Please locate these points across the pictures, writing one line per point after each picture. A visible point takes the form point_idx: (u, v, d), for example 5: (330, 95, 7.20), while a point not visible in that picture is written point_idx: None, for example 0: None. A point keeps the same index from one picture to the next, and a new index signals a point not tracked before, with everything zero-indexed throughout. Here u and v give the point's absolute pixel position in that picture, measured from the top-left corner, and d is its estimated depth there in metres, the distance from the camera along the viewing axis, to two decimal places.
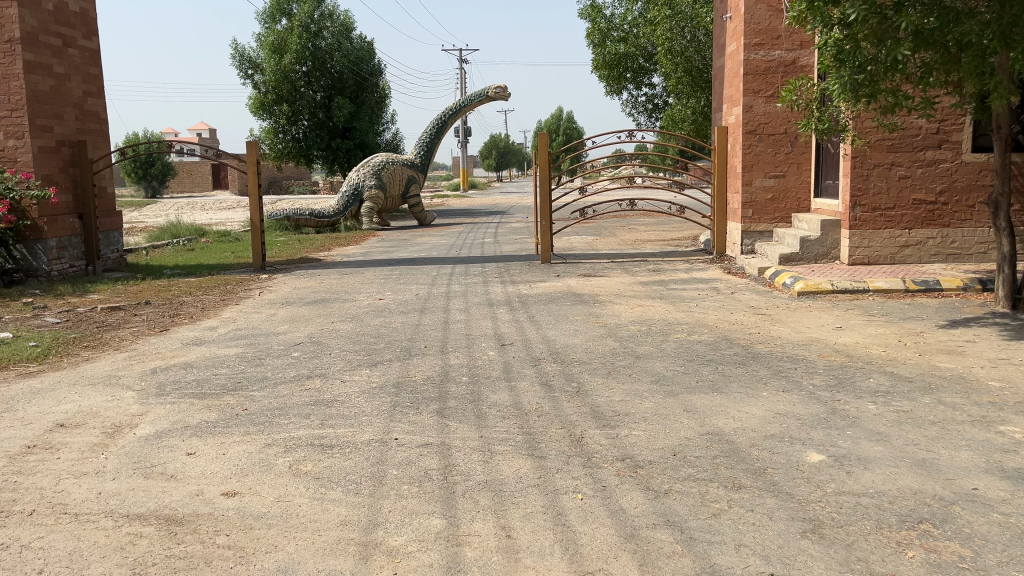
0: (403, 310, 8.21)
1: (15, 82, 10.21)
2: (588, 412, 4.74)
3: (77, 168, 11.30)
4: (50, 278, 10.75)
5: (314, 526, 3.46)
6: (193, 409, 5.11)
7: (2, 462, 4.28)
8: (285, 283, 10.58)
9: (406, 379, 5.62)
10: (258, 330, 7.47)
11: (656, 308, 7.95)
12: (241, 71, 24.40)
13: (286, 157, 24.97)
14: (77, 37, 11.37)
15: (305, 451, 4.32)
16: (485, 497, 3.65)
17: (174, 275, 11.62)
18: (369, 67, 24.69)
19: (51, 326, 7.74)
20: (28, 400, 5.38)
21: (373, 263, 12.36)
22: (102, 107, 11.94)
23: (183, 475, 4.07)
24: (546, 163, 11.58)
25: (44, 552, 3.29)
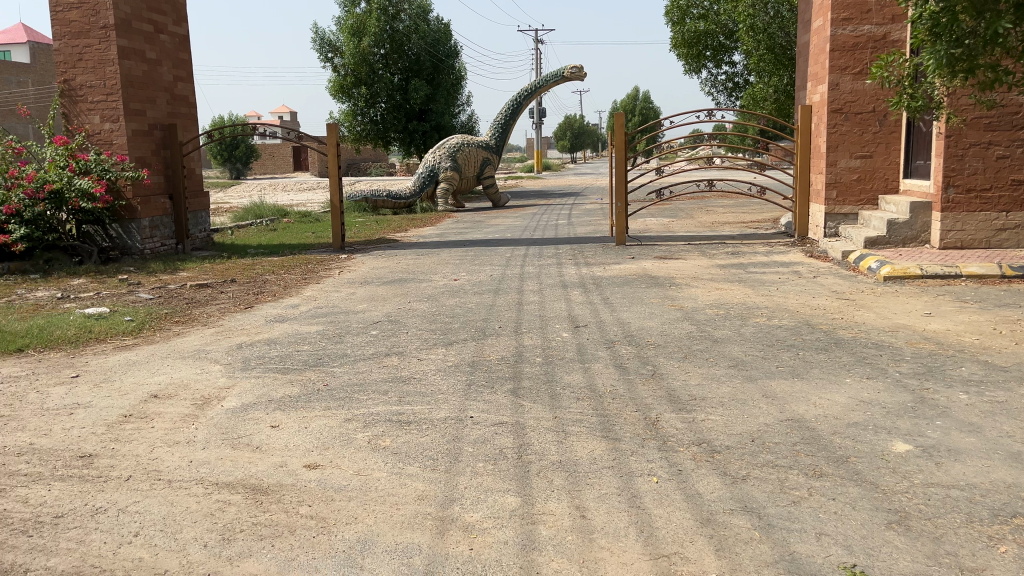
0: (478, 290, 8.29)
1: (110, 67, 10.65)
2: (664, 395, 4.70)
3: (167, 150, 11.76)
4: (143, 256, 11.24)
5: (392, 499, 3.54)
6: (276, 383, 5.29)
7: (101, 430, 4.52)
8: (363, 263, 10.80)
9: (481, 359, 5.68)
10: (337, 309, 7.65)
11: (735, 292, 7.79)
12: (321, 54, 24.90)
13: (365, 141, 25.35)
14: (168, 23, 11.77)
15: (383, 427, 4.41)
16: (559, 476, 3.67)
17: (258, 254, 12.01)
18: (445, 49, 24.80)
19: (144, 302, 8.11)
20: (124, 372, 5.66)
21: (448, 244, 12.51)
22: (191, 91, 12.36)
23: (268, 446, 4.22)
24: (623, 144, 11.43)
25: (140, 516, 3.47)
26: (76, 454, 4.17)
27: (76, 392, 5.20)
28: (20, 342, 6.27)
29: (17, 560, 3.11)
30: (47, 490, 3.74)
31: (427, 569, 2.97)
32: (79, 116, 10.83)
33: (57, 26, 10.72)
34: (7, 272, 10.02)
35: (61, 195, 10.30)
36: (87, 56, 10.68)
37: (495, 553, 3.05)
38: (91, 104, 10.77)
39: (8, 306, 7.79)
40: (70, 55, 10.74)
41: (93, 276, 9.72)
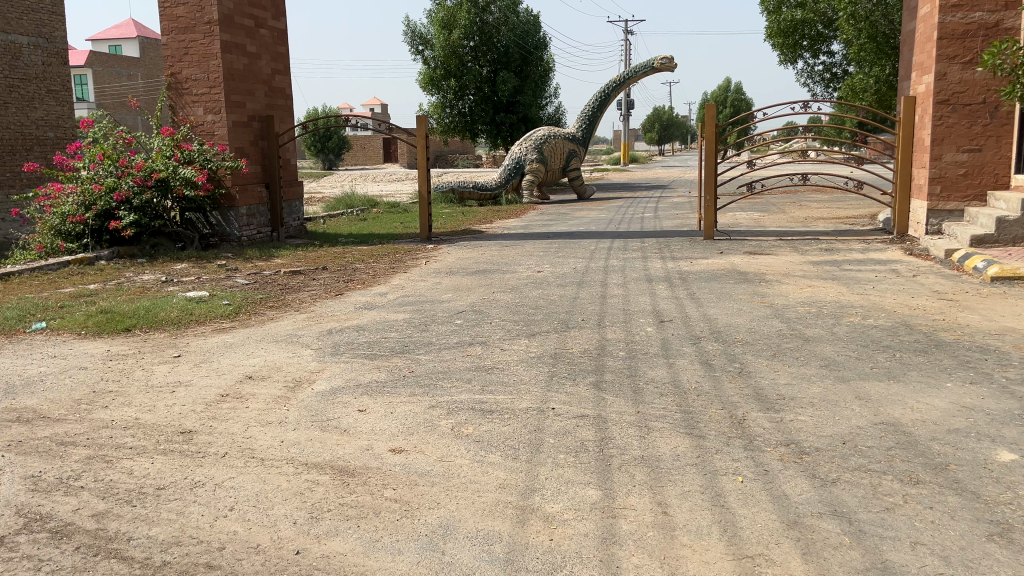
0: (562, 282, 8.29)
1: (213, 61, 11.09)
2: (751, 394, 4.59)
3: (265, 141, 12.18)
4: (241, 243, 11.70)
5: (474, 486, 3.59)
6: (364, 368, 5.43)
7: (200, 408, 4.74)
8: (449, 253, 10.95)
9: (564, 350, 5.68)
10: (423, 298, 7.77)
11: (828, 290, 7.54)
12: (412, 47, 25.32)
13: (453, 133, 25.61)
14: (267, 18, 12.18)
15: (466, 415, 4.47)
16: (641, 472, 3.64)
17: (348, 243, 12.33)
18: (534, 41, 24.81)
19: (241, 286, 8.44)
20: (222, 353, 5.92)
21: (532, 236, 12.54)
22: (288, 84, 12.76)
23: (355, 429, 4.33)
24: (714, 136, 11.17)
25: (234, 491, 3.62)
26: (178, 430, 4.38)
27: (177, 371, 5.47)
28: (128, 323, 6.62)
29: (122, 528, 3.29)
30: (150, 462, 3.95)
31: (507, 557, 3.00)
32: (184, 108, 11.33)
33: (165, 22, 11.25)
34: (116, 256, 10.59)
35: (166, 183, 10.82)
36: (192, 50, 11.15)
37: (575, 545, 3.05)
38: (195, 97, 11.26)
39: (117, 288, 8.24)
40: (177, 49, 11.24)
41: (194, 262, 10.17)
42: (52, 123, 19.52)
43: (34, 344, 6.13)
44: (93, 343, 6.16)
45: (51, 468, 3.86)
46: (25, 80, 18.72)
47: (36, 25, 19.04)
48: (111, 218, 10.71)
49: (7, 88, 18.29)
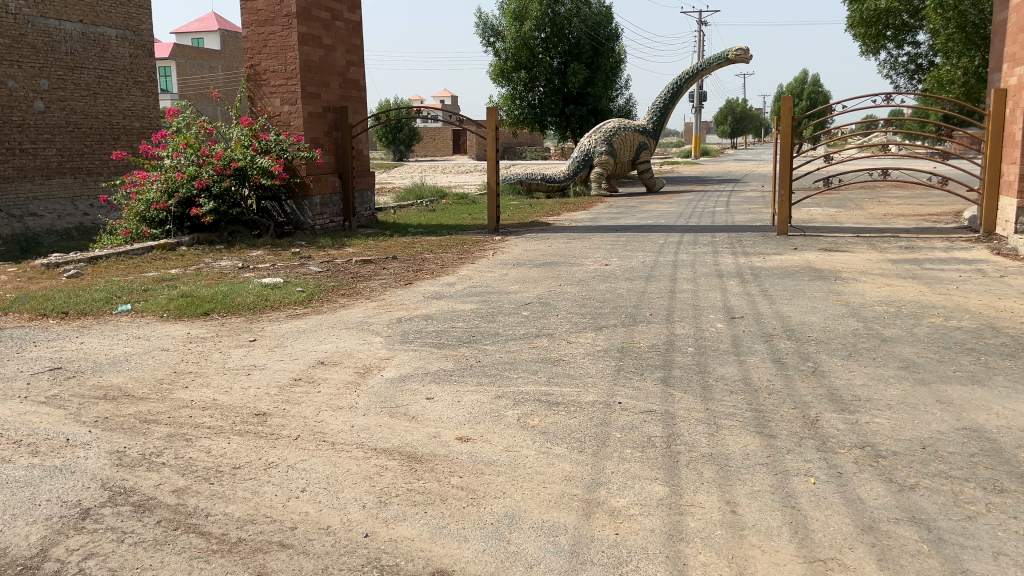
0: (630, 276, 8.23)
1: (291, 53, 11.34)
2: (825, 394, 4.47)
3: (338, 132, 12.42)
4: (314, 231, 12.00)
5: (540, 477, 3.60)
6: (433, 357, 5.49)
7: (274, 391, 4.87)
8: (516, 245, 10.97)
9: (631, 345, 5.64)
10: (490, 289, 7.81)
11: (908, 289, 7.28)
12: (484, 39, 25.44)
13: (522, 125, 25.59)
14: (343, 11, 12.39)
15: (532, 406, 4.48)
16: (709, 469, 3.59)
17: (418, 233, 12.49)
18: (606, 32, 24.61)
19: (314, 274, 8.64)
20: (295, 338, 6.07)
21: (601, 228, 12.47)
22: (362, 76, 12.96)
23: (423, 417, 4.39)
24: (790, 129, 10.89)
25: (306, 473, 3.72)
26: (253, 412, 4.51)
27: (252, 355, 5.63)
28: (206, 307, 6.84)
29: (200, 504, 3.42)
30: (227, 442, 4.08)
31: (573, 549, 3.00)
32: (262, 99, 11.64)
33: (246, 15, 11.55)
34: (196, 242, 10.95)
35: (244, 172, 11.15)
36: (271, 42, 11.43)
37: (641, 540, 3.03)
38: (273, 88, 11.55)
39: (196, 273, 8.52)
40: (256, 42, 11.54)
41: (270, 249, 10.45)
42: (138, 113, 20.29)
43: (119, 325, 6.40)
44: (174, 326, 6.38)
45: (135, 444, 4.03)
46: (113, 71, 19.49)
47: (124, 18, 19.80)
48: (192, 206, 11.08)
49: (97, 79, 19.07)
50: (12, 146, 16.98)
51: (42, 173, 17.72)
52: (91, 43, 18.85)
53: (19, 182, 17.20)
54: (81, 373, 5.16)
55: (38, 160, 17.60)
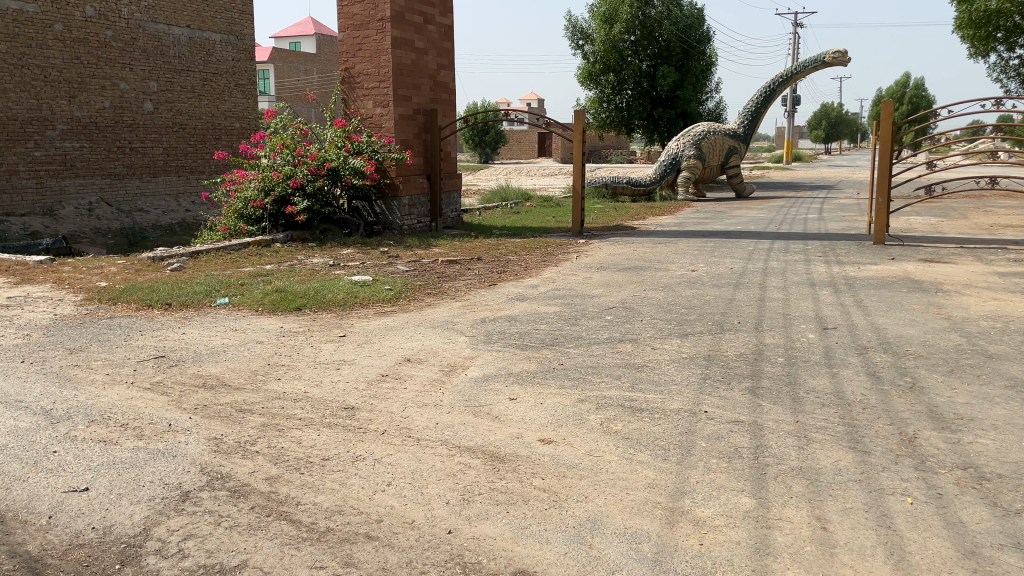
0: (717, 283, 8.09)
1: (384, 56, 11.60)
2: (924, 412, 4.29)
3: (428, 134, 12.61)
4: (402, 231, 12.24)
5: (623, 483, 3.57)
6: (515, 358, 5.52)
7: (363, 386, 5.00)
8: (601, 249, 10.91)
9: (718, 353, 5.53)
10: (573, 292, 7.80)
11: (1017, 304, 6.90)
12: (573, 42, 25.44)
13: (609, 128, 25.45)
14: (436, 14, 12.61)
15: (615, 411, 4.46)
16: (799, 483, 3.49)
17: (502, 235, 12.58)
18: (697, 35, 24.23)
19: (402, 273, 8.81)
20: (383, 335, 6.21)
21: (687, 234, 12.28)
22: (452, 78, 13.13)
23: (506, 417, 4.42)
24: (890, 134, 10.46)
25: (392, 467, 3.80)
26: (342, 405, 4.64)
27: (342, 350, 5.79)
28: (298, 302, 7.07)
29: (291, 493, 3.53)
30: (317, 434, 4.20)
31: (656, 557, 2.97)
32: (355, 101, 11.96)
33: (342, 19, 11.87)
34: (290, 239, 11.31)
35: (336, 173, 11.48)
36: (366, 46, 11.71)
37: (727, 552, 2.98)
38: (366, 90, 11.85)
39: (290, 270, 8.80)
40: (351, 45, 11.84)
41: (360, 248, 10.70)
42: (238, 114, 21.16)
43: (218, 317, 6.67)
44: (268, 320, 6.62)
45: (232, 432, 4.20)
46: (217, 74, 20.37)
47: (228, 23, 20.65)
48: (287, 204, 11.46)
49: (202, 82, 19.96)
50: (123, 144, 17.93)
51: (149, 171, 18.64)
52: (197, 46, 19.73)
53: (129, 179, 18.15)
54: (183, 362, 5.42)
55: (146, 159, 18.53)
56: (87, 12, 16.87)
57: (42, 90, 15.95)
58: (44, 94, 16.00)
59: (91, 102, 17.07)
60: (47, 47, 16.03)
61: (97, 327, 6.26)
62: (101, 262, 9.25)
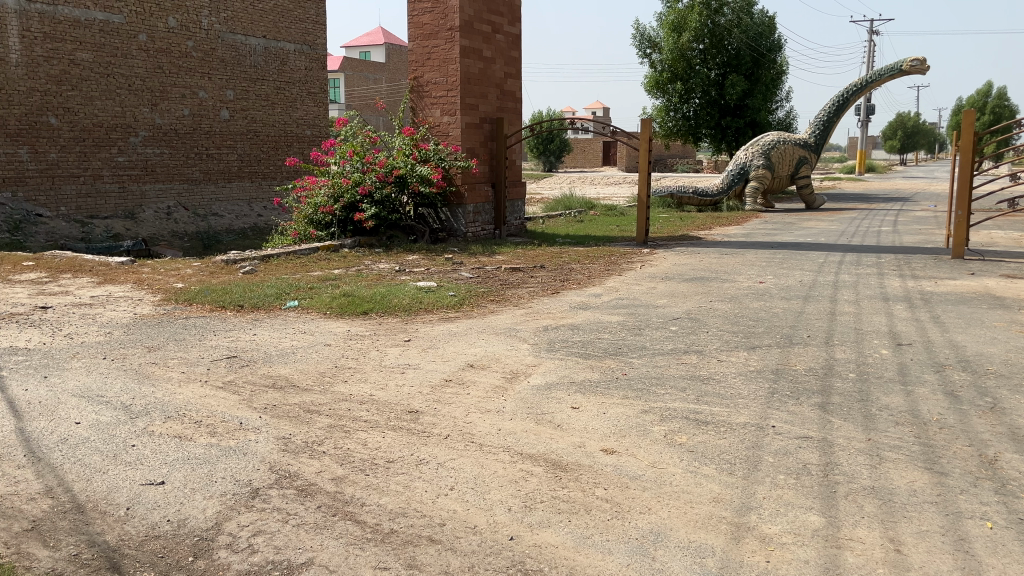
0: (786, 295, 7.92)
1: (452, 65, 11.75)
2: (1006, 433, 4.11)
3: (493, 143, 12.69)
4: (466, 238, 12.34)
5: (687, 497, 3.52)
6: (578, 367, 5.51)
7: (426, 390, 5.05)
8: (665, 259, 10.80)
9: (787, 367, 5.41)
10: (638, 302, 7.74)
11: None
12: (640, 51, 25.32)
13: (675, 137, 25.20)
14: (504, 23, 12.72)
15: (680, 423, 4.40)
16: (871, 503, 3.39)
17: (566, 243, 12.57)
18: (768, 43, 23.87)
19: (466, 280, 8.88)
20: (446, 340, 6.27)
21: (755, 245, 12.05)
22: (519, 87, 13.21)
23: (568, 426, 4.41)
24: (972, 146, 10.09)
25: (455, 472, 3.83)
26: (406, 409, 4.70)
27: (407, 354, 5.86)
28: (365, 306, 7.20)
29: (356, 493, 3.59)
30: (382, 436, 4.27)
31: (720, 573, 2.92)
32: (423, 110, 12.14)
33: (412, 29, 12.06)
34: (357, 244, 11.52)
35: (404, 180, 11.67)
36: (435, 55, 11.88)
37: (794, 571, 2.91)
38: (434, 99, 12.02)
39: (357, 275, 8.97)
40: (421, 55, 12.03)
41: (425, 254, 10.82)
42: (309, 122, 21.71)
43: (287, 320, 6.84)
44: (336, 323, 6.76)
45: (300, 432, 4.30)
46: (291, 82, 20.93)
47: (302, 33, 21.18)
48: (355, 210, 11.67)
49: (276, 90, 20.54)
50: (200, 151, 18.57)
51: (224, 176, 19.27)
52: (272, 56, 20.29)
53: (206, 184, 18.78)
54: (254, 362, 5.57)
55: (222, 165, 19.16)
56: (169, 23, 17.53)
57: (126, 98, 16.63)
58: (127, 101, 16.68)
59: (172, 110, 17.72)
60: (131, 57, 16.70)
61: (174, 327, 6.48)
62: (178, 264, 9.58)
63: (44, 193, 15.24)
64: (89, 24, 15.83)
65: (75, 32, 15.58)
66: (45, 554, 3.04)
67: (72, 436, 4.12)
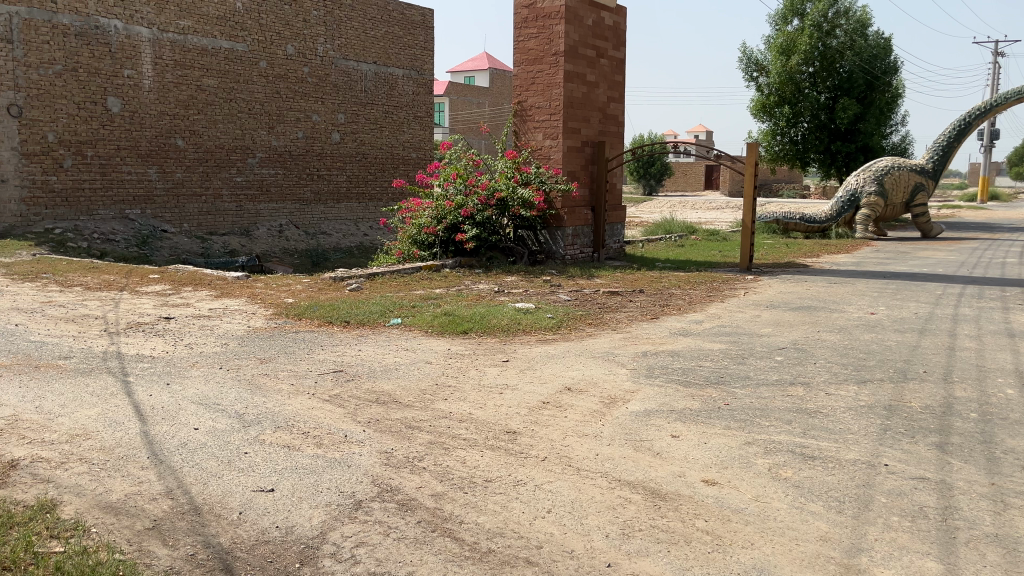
0: (899, 327, 7.57)
1: (556, 90, 11.86)
2: None
3: (595, 166, 12.70)
4: (564, 261, 12.33)
5: (792, 534, 3.40)
6: (678, 395, 5.40)
7: (524, 411, 5.07)
8: (770, 286, 10.51)
9: (901, 404, 5.15)
10: (741, 330, 7.55)
11: None
12: (746, 74, 24.88)
13: (782, 161, 24.55)
14: (609, 48, 12.79)
15: (786, 457, 4.26)
16: (995, 552, 3.19)
17: (666, 268, 12.39)
18: (883, 66, 23.05)
19: (564, 302, 8.89)
20: (545, 362, 6.30)
21: (866, 274, 11.57)
22: (622, 111, 13.21)
23: (668, 454, 4.34)
24: None
25: (552, 495, 3.82)
26: (504, 429, 4.73)
27: (505, 374, 5.91)
28: (465, 326, 7.31)
29: (455, 511, 3.64)
30: (480, 456, 4.31)
31: None
32: (526, 133, 12.29)
33: (518, 54, 12.26)
34: (458, 265, 11.71)
35: (505, 203, 11.82)
36: (539, 80, 12.03)
37: None
38: (537, 123, 12.15)
39: (458, 294, 9.13)
40: (525, 79, 12.19)
41: (523, 276, 10.91)
42: (415, 145, 22.34)
43: (390, 336, 7.03)
44: (437, 341, 6.89)
45: (401, 447, 4.39)
46: (399, 107, 21.61)
47: (411, 59, 21.82)
48: (457, 231, 11.91)
49: (384, 114, 21.25)
50: (312, 171, 19.37)
51: (333, 197, 20.04)
52: (381, 81, 20.99)
53: (316, 205, 19.59)
54: (359, 377, 5.73)
55: (331, 185, 19.94)
56: (288, 51, 18.41)
57: (246, 121, 17.54)
58: (247, 125, 17.59)
59: (287, 133, 18.58)
60: (252, 83, 17.61)
61: (285, 340, 6.76)
62: (289, 280, 10.01)
63: (169, 210, 16.20)
64: (215, 51, 16.79)
65: (202, 60, 16.53)
66: (164, 553, 3.20)
67: (192, 441, 4.34)
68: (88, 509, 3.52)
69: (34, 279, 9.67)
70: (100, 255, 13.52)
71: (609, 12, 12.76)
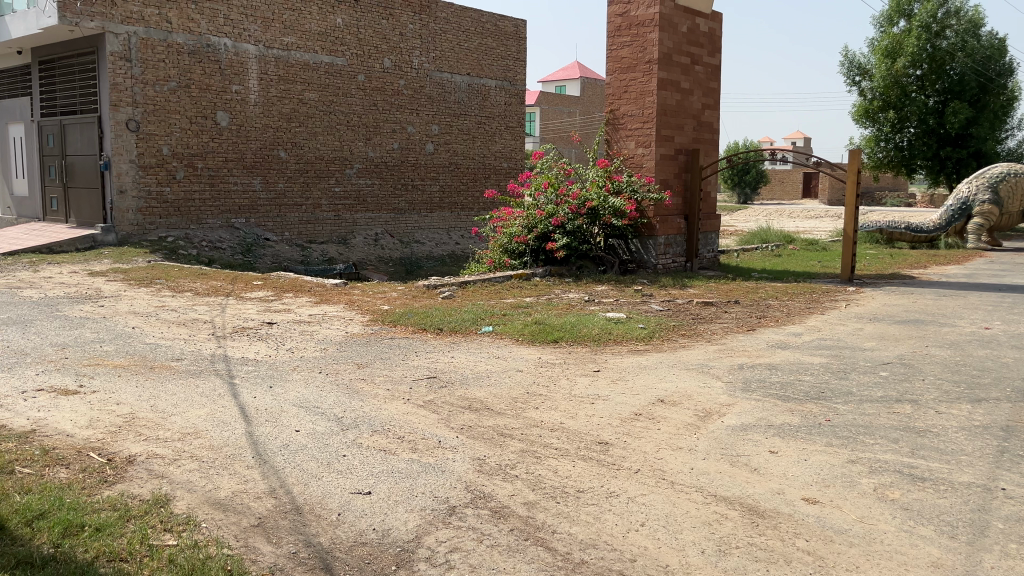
0: (1017, 344, 7.13)
1: (649, 98, 11.74)
2: None
3: (688, 174, 12.50)
4: (656, 270, 12.18)
5: (900, 558, 3.25)
6: (776, 410, 5.25)
7: (617, 423, 5.03)
8: (874, 298, 10.09)
9: (1019, 425, 4.85)
10: (842, 344, 7.27)
11: None
12: (848, 78, 24.09)
13: (886, 167, 23.74)
14: (703, 55, 12.59)
15: (892, 477, 4.07)
16: None
17: (762, 279, 12.08)
18: (997, 67, 21.93)
19: (656, 312, 8.78)
20: (637, 373, 6.23)
21: (978, 287, 10.96)
22: (717, 119, 12.98)
23: (766, 470, 4.22)
24: None
25: (646, 508, 3.77)
26: (596, 440, 4.71)
27: (596, 385, 5.88)
28: (556, 335, 7.32)
29: (548, 520, 3.63)
30: (572, 465, 4.30)
31: None
32: (618, 142, 12.22)
33: (611, 63, 12.21)
34: (549, 274, 11.76)
35: (596, 212, 11.80)
36: (632, 88, 11.94)
37: None
38: (630, 131, 12.06)
39: (548, 303, 9.14)
40: (618, 88, 12.14)
41: (614, 285, 10.86)
42: (506, 155, 22.54)
43: (482, 344, 7.10)
44: (528, 350, 6.91)
45: (494, 454, 4.43)
46: (491, 117, 21.87)
47: (504, 70, 22.04)
48: (548, 240, 11.96)
49: (477, 125, 21.55)
50: (406, 182, 19.80)
51: (426, 206, 20.43)
52: (475, 92, 21.29)
53: (410, 214, 20.01)
54: (452, 384, 5.80)
55: (424, 195, 20.33)
56: (385, 64, 18.89)
57: (345, 133, 18.10)
58: (345, 136, 18.13)
59: (383, 144, 19.06)
60: (350, 96, 18.14)
61: (381, 346, 6.92)
62: (384, 287, 10.24)
63: (271, 219, 16.87)
64: (317, 66, 17.39)
65: (304, 74, 17.16)
66: (269, 549, 3.32)
67: (293, 443, 4.50)
68: (198, 505, 3.68)
69: (149, 285, 10.22)
70: (208, 262, 14.22)
71: (704, 18, 12.57)
